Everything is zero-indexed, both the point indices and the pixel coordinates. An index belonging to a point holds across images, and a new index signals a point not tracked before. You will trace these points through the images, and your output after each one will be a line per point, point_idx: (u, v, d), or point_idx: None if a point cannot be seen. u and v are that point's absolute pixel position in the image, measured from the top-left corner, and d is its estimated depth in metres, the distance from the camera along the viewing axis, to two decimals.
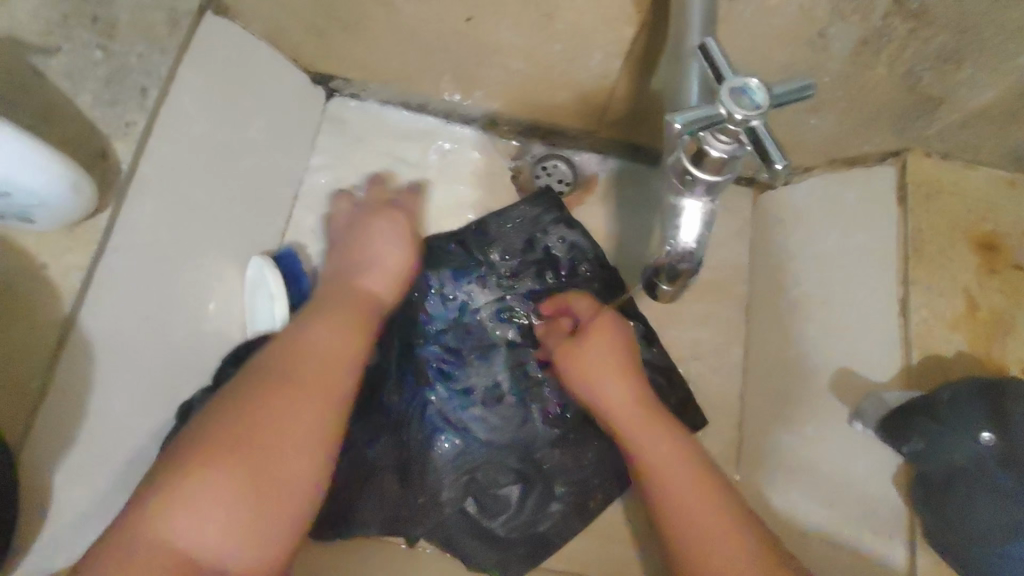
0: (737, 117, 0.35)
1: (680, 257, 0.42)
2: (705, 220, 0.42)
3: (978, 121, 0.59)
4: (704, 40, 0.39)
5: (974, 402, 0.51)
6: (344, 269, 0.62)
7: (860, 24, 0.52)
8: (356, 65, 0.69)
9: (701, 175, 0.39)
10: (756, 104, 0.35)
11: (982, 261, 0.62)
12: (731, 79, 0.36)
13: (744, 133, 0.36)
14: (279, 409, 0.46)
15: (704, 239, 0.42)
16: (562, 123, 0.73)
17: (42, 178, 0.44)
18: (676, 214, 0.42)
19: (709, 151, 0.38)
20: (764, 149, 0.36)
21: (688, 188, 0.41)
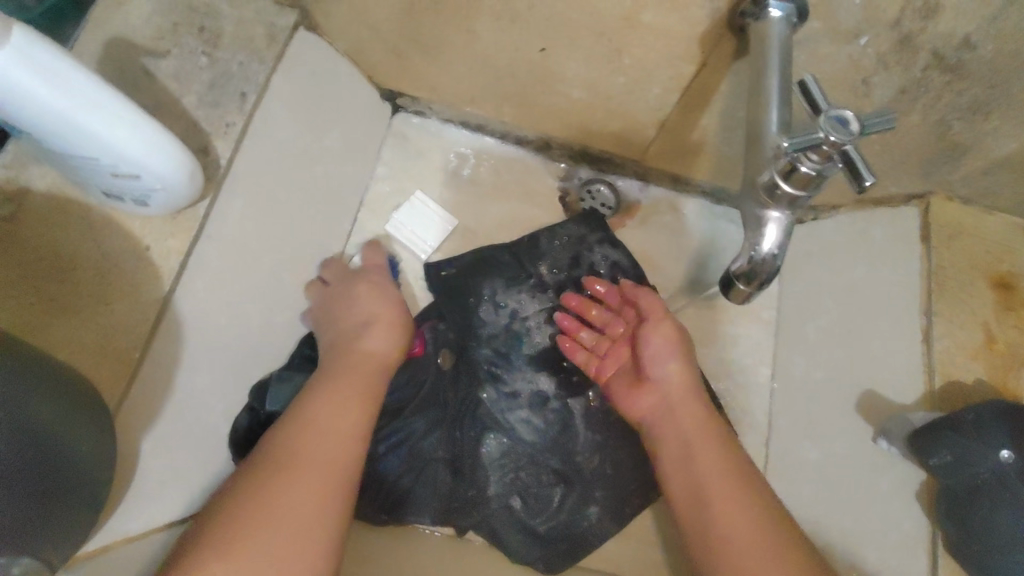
0: (832, 140, 0.41)
1: (762, 262, 0.50)
2: (785, 229, 0.50)
3: (998, 169, 0.64)
4: (801, 76, 0.45)
5: (997, 422, 0.56)
6: (345, 330, 0.62)
7: (901, 75, 0.58)
8: (427, 86, 0.75)
9: (787, 190, 0.47)
10: (850, 130, 0.41)
11: (999, 299, 0.66)
12: (830, 109, 0.42)
13: (836, 154, 0.43)
14: (281, 484, 0.48)
15: (783, 246, 0.50)
16: (608, 151, 0.78)
17: (169, 166, 0.50)
18: (762, 225, 0.50)
19: (801, 167, 0.45)
20: (854, 167, 0.42)
21: (774, 203, 0.49)
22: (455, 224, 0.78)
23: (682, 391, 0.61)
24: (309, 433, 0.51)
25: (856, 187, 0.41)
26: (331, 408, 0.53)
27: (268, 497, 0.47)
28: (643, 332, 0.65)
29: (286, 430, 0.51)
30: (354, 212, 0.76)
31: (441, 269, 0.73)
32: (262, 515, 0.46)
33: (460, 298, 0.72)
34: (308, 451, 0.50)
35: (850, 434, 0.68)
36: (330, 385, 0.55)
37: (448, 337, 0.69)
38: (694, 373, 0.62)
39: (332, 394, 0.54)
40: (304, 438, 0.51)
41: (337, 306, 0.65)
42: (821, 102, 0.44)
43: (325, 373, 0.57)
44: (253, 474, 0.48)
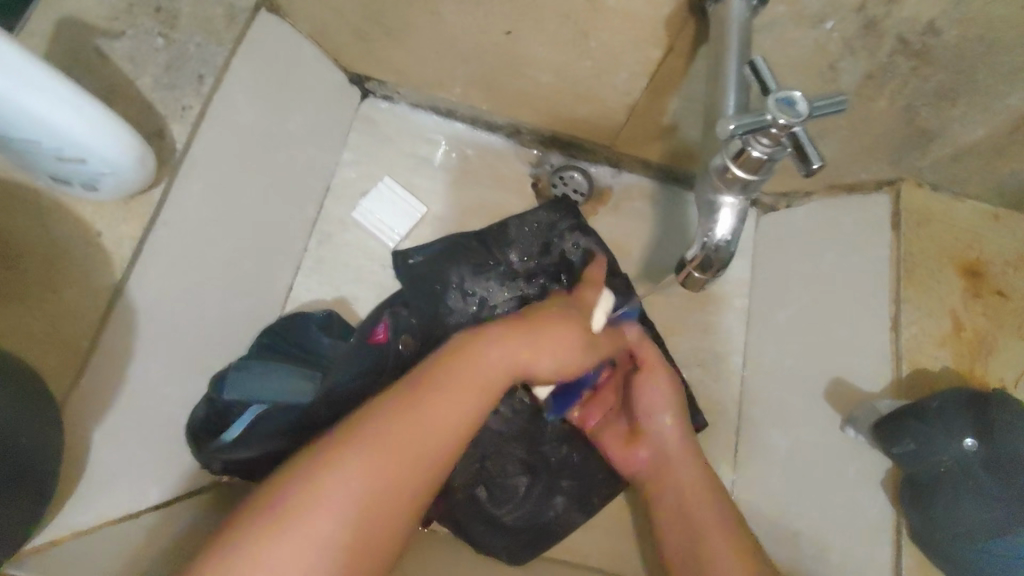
0: (781, 123, 0.40)
1: (716, 248, 0.49)
2: (741, 215, 0.49)
3: (966, 156, 0.64)
4: (752, 57, 0.44)
5: (962, 410, 0.55)
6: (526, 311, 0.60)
7: (867, 60, 0.57)
8: (394, 69, 0.74)
9: (740, 174, 0.45)
10: (798, 112, 0.40)
11: (968, 286, 0.66)
12: (778, 91, 0.41)
13: (785, 137, 0.42)
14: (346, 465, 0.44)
15: (738, 231, 0.49)
16: (589, 137, 0.76)
17: (116, 149, 0.48)
18: (715, 212, 0.49)
19: (751, 151, 0.43)
20: (803, 151, 0.41)
21: (727, 187, 0.47)
22: (424, 211, 0.76)
23: (684, 447, 0.64)
24: (417, 428, 0.47)
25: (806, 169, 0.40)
26: (441, 412, 0.48)
27: (352, 480, 0.44)
28: (641, 385, 0.66)
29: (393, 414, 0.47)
30: (319, 198, 0.75)
31: (409, 256, 0.72)
32: (334, 500, 0.43)
33: (427, 287, 0.71)
34: (375, 439, 0.45)
35: (819, 421, 0.68)
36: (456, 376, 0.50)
37: (411, 324, 0.68)
38: (689, 433, 0.65)
39: (452, 387, 0.49)
40: (408, 433, 0.46)
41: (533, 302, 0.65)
42: (771, 83, 0.43)
43: (474, 361, 0.51)
44: (341, 445, 0.45)
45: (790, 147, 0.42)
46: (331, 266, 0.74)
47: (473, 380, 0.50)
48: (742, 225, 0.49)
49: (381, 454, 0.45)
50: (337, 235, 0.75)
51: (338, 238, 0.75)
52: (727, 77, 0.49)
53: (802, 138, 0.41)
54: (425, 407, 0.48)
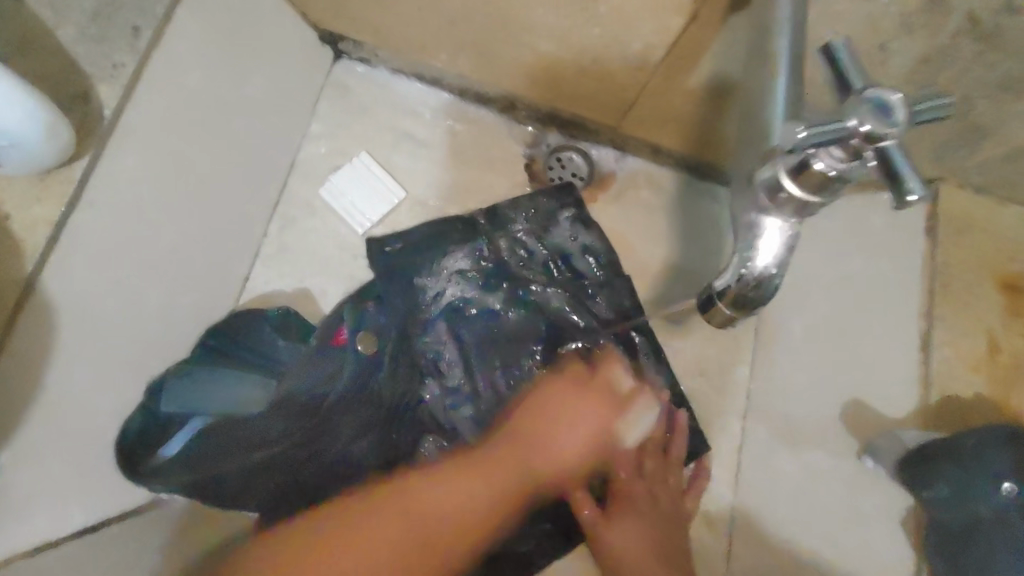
0: (865, 130, 0.31)
1: (757, 282, 0.40)
2: (790, 242, 0.39)
3: (1021, 157, 0.56)
4: (829, 39, 0.34)
5: (1001, 451, 0.49)
6: (521, 436, 0.52)
7: (924, 41, 0.48)
8: (370, 27, 0.64)
9: (796, 192, 0.36)
10: (892, 122, 0.30)
11: (1005, 304, 0.61)
12: (870, 88, 0.31)
13: (868, 151, 0.32)
14: (354, 540, 0.44)
15: (784, 262, 0.40)
16: (586, 116, 0.67)
17: (16, 115, 0.39)
18: (756, 237, 0.40)
19: (816, 163, 0.34)
20: (896, 174, 0.31)
21: (776, 208, 0.38)
22: (403, 196, 0.67)
23: (678, 529, 0.57)
24: (456, 493, 0.48)
25: (896, 202, 0.31)
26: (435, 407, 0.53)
27: (394, 529, 0.45)
28: (648, 461, 0.59)
29: (461, 475, 0.49)
30: (281, 175, 0.66)
31: (386, 243, 0.62)
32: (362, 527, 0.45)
33: (406, 282, 0.61)
34: (386, 509, 0.46)
35: (830, 445, 0.62)
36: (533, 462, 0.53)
37: (379, 323, 0.59)
38: (685, 513, 0.59)
39: (465, 475, 0.49)
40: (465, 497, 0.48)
41: (558, 396, 0.54)
42: (854, 80, 0.33)
43: (513, 464, 0.50)
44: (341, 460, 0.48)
45: (874, 162, 0.32)
46: (296, 255, 0.65)
47: (552, 451, 0.51)
48: (788, 254, 0.40)
49: (381, 546, 0.44)
50: (303, 218, 0.66)
51: (301, 223, 0.66)
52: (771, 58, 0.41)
53: (896, 155, 0.31)
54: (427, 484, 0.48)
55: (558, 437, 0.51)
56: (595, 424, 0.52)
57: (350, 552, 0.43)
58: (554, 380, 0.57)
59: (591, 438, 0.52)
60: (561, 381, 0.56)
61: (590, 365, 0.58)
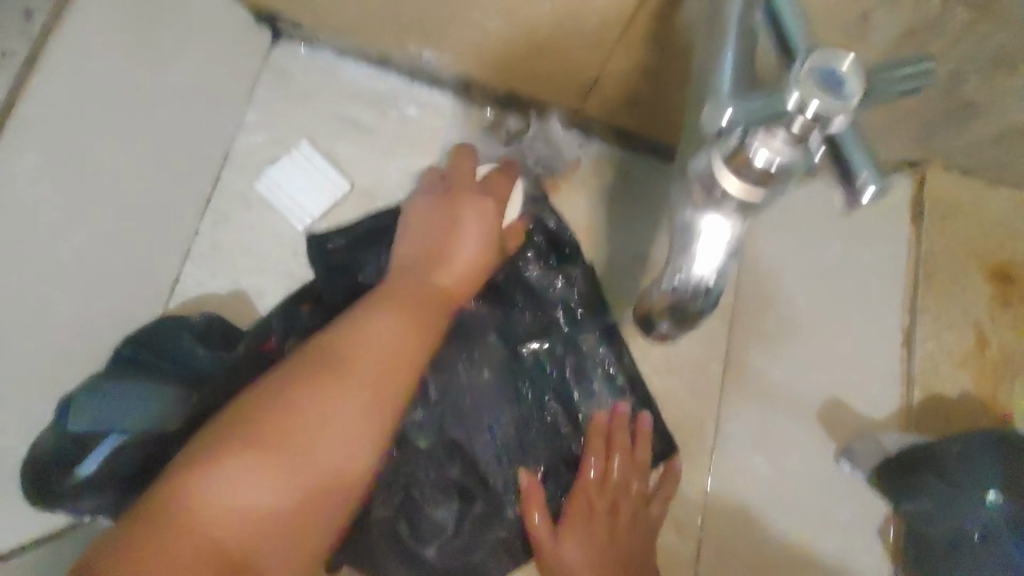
0: (813, 112, 0.25)
1: (693, 295, 0.31)
2: (731, 247, 0.31)
3: (1013, 137, 0.52)
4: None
5: (987, 459, 0.46)
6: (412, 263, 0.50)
7: (909, 11, 0.42)
8: (306, 6, 0.59)
9: (733, 189, 0.29)
10: (846, 97, 0.25)
11: (997, 293, 0.58)
12: (815, 55, 0.25)
13: (813, 136, 0.26)
14: (295, 407, 0.40)
15: (725, 272, 0.31)
16: (546, 97, 0.62)
17: None
18: (690, 237, 0.31)
19: (755, 156, 0.27)
20: (849, 165, 0.27)
21: (712, 205, 0.30)
22: (347, 188, 0.63)
23: (639, 539, 0.53)
24: (377, 337, 0.44)
25: (850, 198, 0.28)
26: (363, 407, 0.41)
27: (314, 394, 0.40)
28: (612, 467, 0.54)
29: (360, 317, 0.45)
30: (215, 168, 0.62)
31: (326, 241, 0.58)
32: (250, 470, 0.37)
33: (347, 280, 0.57)
34: (313, 382, 0.41)
35: (807, 449, 0.58)
36: (416, 294, 0.48)
37: (313, 326, 0.56)
38: (652, 524, 0.54)
39: (390, 312, 0.46)
40: (385, 338, 0.44)
41: (415, 233, 0.52)
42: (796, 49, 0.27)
43: (442, 258, 0.50)
44: (291, 381, 0.41)
45: (823, 151, 0.27)
46: (225, 253, 0.61)
47: (444, 259, 0.50)
48: (732, 263, 0.32)
49: (358, 383, 0.42)
50: (239, 214, 0.62)
51: (239, 219, 0.62)
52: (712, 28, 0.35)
53: (845, 141, 0.27)
54: (357, 332, 0.44)
55: (457, 248, 0.50)
56: (475, 266, 0.51)
57: (257, 477, 0.37)
58: (438, 197, 0.53)
59: (484, 243, 0.51)
60: (482, 206, 0.52)
61: (450, 185, 0.54)
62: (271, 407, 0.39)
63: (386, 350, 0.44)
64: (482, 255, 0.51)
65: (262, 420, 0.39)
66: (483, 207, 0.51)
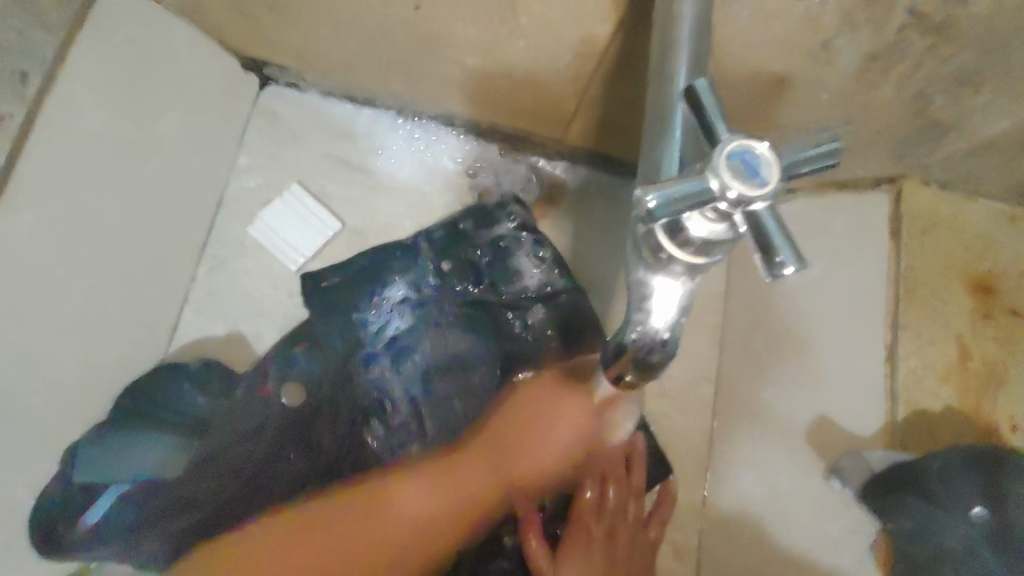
0: (732, 195, 0.26)
1: (649, 346, 0.34)
2: (683, 303, 0.33)
3: (986, 151, 0.53)
4: (688, 82, 0.30)
5: (966, 476, 0.48)
6: (496, 455, 0.53)
7: (869, 37, 0.44)
8: (293, 51, 0.60)
9: (681, 256, 0.30)
10: (763, 182, 0.26)
11: (976, 305, 0.58)
12: (732, 141, 0.26)
13: (738, 215, 0.27)
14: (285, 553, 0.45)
15: (678, 325, 0.34)
16: (537, 131, 0.64)
17: None
18: (644, 296, 0.33)
19: (691, 229, 0.29)
20: (767, 243, 0.27)
21: (660, 266, 0.32)
22: (339, 227, 0.65)
23: (640, 561, 0.52)
24: (396, 521, 0.48)
25: (768, 272, 0.27)
26: (435, 494, 0.50)
27: (359, 528, 0.47)
28: (606, 486, 0.53)
29: (440, 472, 0.52)
30: (209, 215, 0.63)
31: (319, 279, 0.58)
32: (342, 535, 0.47)
33: (342, 319, 0.57)
34: (314, 542, 0.46)
35: (796, 469, 0.59)
36: (501, 431, 0.54)
37: (309, 369, 0.55)
38: (649, 545, 0.53)
39: (424, 492, 0.50)
40: (450, 489, 0.51)
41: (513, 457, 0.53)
42: (721, 126, 0.29)
43: (449, 483, 0.51)
44: (367, 502, 0.49)
45: (745, 228, 0.27)
46: (225, 295, 0.63)
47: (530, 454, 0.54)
48: (685, 318, 0.34)
49: (343, 530, 0.47)
50: (233, 259, 0.63)
51: (231, 262, 0.63)
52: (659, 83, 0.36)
53: (766, 219, 0.27)
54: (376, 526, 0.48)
55: (540, 438, 0.54)
56: (568, 449, 0.54)
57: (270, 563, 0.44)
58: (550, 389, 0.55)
59: (575, 436, 0.53)
60: (569, 400, 0.54)
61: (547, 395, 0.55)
62: (374, 489, 0.50)
63: (432, 483, 0.51)
64: (552, 456, 0.54)
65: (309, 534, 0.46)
66: (581, 417, 0.53)
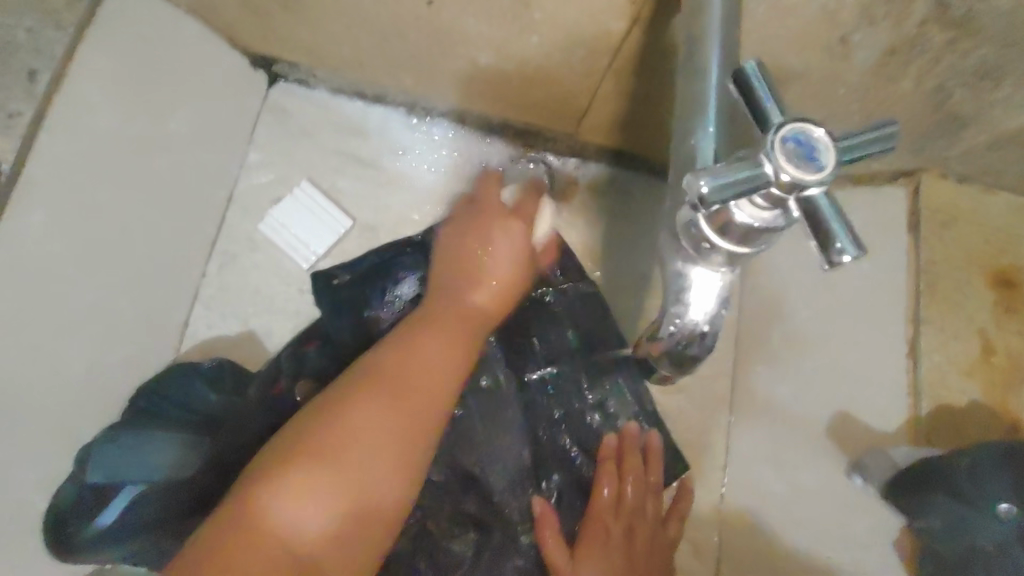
0: (784, 178, 0.26)
1: (687, 339, 0.33)
2: (722, 295, 0.33)
3: (1005, 144, 0.52)
4: (739, 62, 0.30)
5: (998, 473, 0.46)
6: (456, 293, 0.48)
7: (889, 32, 0.43)
8: (301, 49, 0.60)
9: (723, 244, 0.30)
10: (819, 167, 0.26)
11: (998, 298, 0.57)
12: (790, 125, 0.26)
13: (791, 202, 0.27)
14: (296, 487, 0.38)
15: (719, 318, 0.33)
16: (550, 126, 0.63)
17: None
18: (683, 288, 0.33)
19: (735, 216, 0.29)
20: (820, 229, 0.26)
21: (703, 257, 0.31)
22: (350, 224, 0.64)
23: (655, 562, 0.52)
24: (363, 432, 0.40)
25: (823, 260, 0.27)
26: (436, 341, 0.45)
27: (356, 441, 0.40)
28: (624, 483, 0.53)
29: (412, 336, 0.45)
30: (219, 214, 0.62)
31: (332, 276, 0.57)
32: (360, 454, 0.40)
33: (355, 316, 0.55)
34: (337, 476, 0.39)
35: (818, 463, 0.58)
36: (455, 290, 0.47)
37: (322, 366, 0.54)
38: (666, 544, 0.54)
39: (404, 355, 0.44)
40: (418, 362, 0.43)
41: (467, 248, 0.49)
42: (771, 114, 0.29)
43: (403, 357, 0.43)
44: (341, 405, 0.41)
45: (797, 214, 0.27)
46: (236, 293, 0.62)
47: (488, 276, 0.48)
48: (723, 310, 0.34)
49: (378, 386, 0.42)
50: (245, 255, 0.63)
51: (244, 260, 0.63)
52: (687, 70, 0.35)
53: (821, 205, 0.26)
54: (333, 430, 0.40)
55: (490, 243, 0.49)
56: (517, 264, 0.49)
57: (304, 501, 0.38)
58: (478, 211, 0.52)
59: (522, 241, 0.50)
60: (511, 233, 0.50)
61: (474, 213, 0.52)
62: (329, 423, 0.40)
63: (440, 336, 0.45)
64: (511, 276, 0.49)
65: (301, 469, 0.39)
66: (516, 231, 0.50)
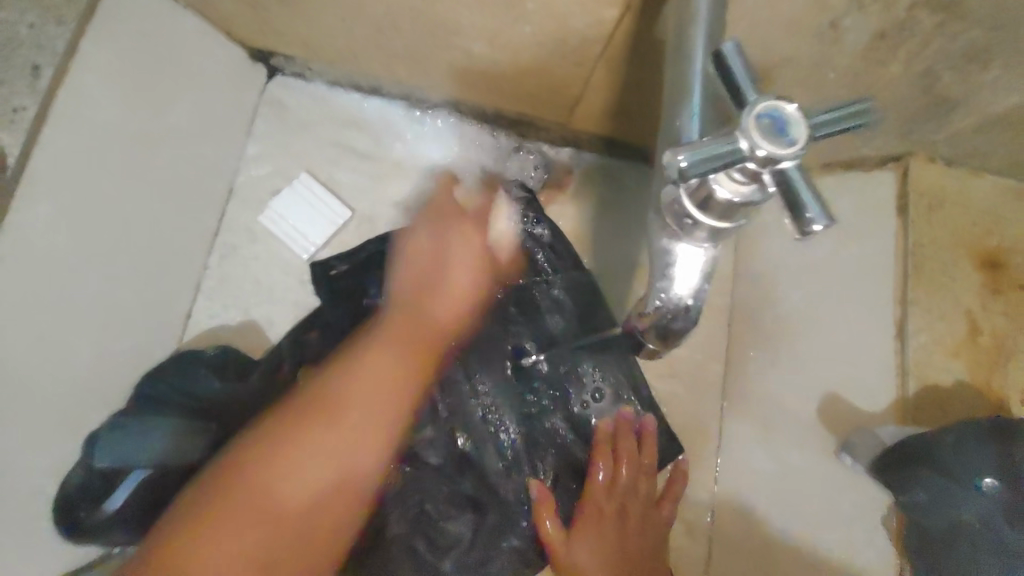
0: (761, 152, 0.27)
1: (674, 313, 0.35)
2: (707, 269, 0.34)
3: (992, 127, 0.53)
4: (717, 46, 0.31)
5: (982, 449, 0.48)
6: (414, 304, 0.53)
7: (877, 16, 0.44)
8: (299, 41, 0.61)
9: (706, 219, 0.31)
10: (791, 141, 0.27)
11: (986, 280, 0.58)
12: (761, 103, 0.27)
13: (767, 174, 0.28)
14: (214, 533, 0.41)
15: (702, 293, 0.35)
16: (541, 117, 0.64)
17: None
18: (670, 262, 0.34)
19: (717, 191, 0.30)
20: (795, 199, 0.27)
21: (687, 233, 0.32)
22: (349, 215, 0.65)
23: (649, 537, 0.54)
24: (323, 451, 0.46)
25: (799, 230, 0.28)
26: (388, 356, 0.50)
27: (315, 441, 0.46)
28: (619, 470, 0.54)
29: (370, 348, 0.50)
30: (220, 205, 0.64)
31: (330, 267, 0.59)
32: (315, 460, 0.45)
33: (352, 305, 0.58)
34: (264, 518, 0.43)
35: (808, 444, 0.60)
36: (411, 324, 0.52)
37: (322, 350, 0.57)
38: (661, 524, 0.55)
39: (363, 377, 0.49)
40: (376, 412, 0.48)
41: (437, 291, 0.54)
42: (748, 93, 0.30)
43: (377, 376, 0.49)
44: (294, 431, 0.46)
45: (774, 186, 0.28)
46: (237, 283, 0.63)
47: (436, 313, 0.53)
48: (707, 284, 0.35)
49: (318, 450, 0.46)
50: (245, 245, 0.64)
51: (245, 250, 0.64)
52: (673, 57, 0.36)
53: (795, 177, 0.27)
54: (323, 430, 0.46)
55: (453, 278, 0.55)
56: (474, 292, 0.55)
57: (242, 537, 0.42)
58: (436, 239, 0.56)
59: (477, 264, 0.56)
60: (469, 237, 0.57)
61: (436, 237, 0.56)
62: (301, 409, 0.47)
63: (388, 364, 0.50)
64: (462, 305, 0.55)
65: (241, 483, 0.43)
66: (470, 252, 0.56)
